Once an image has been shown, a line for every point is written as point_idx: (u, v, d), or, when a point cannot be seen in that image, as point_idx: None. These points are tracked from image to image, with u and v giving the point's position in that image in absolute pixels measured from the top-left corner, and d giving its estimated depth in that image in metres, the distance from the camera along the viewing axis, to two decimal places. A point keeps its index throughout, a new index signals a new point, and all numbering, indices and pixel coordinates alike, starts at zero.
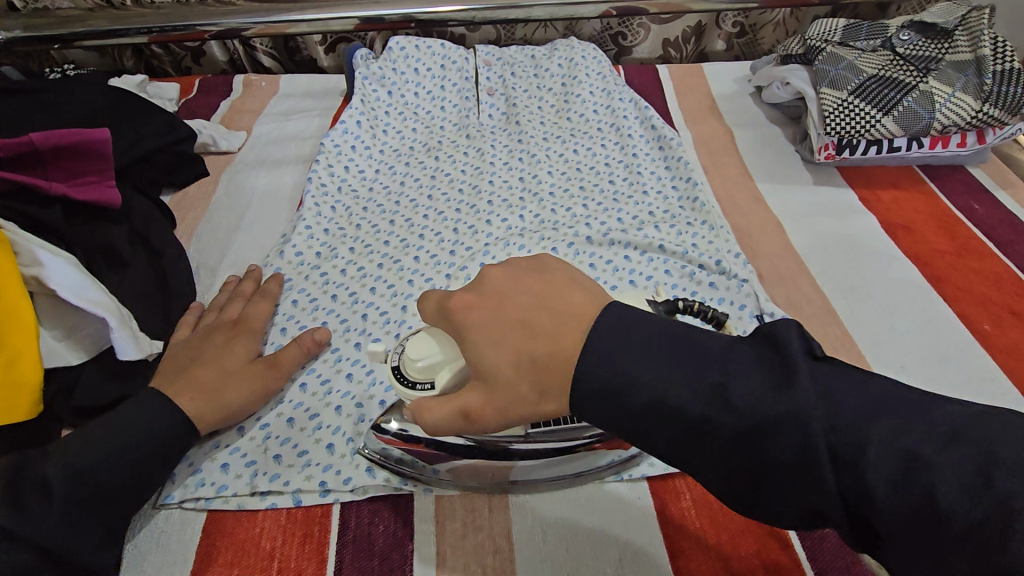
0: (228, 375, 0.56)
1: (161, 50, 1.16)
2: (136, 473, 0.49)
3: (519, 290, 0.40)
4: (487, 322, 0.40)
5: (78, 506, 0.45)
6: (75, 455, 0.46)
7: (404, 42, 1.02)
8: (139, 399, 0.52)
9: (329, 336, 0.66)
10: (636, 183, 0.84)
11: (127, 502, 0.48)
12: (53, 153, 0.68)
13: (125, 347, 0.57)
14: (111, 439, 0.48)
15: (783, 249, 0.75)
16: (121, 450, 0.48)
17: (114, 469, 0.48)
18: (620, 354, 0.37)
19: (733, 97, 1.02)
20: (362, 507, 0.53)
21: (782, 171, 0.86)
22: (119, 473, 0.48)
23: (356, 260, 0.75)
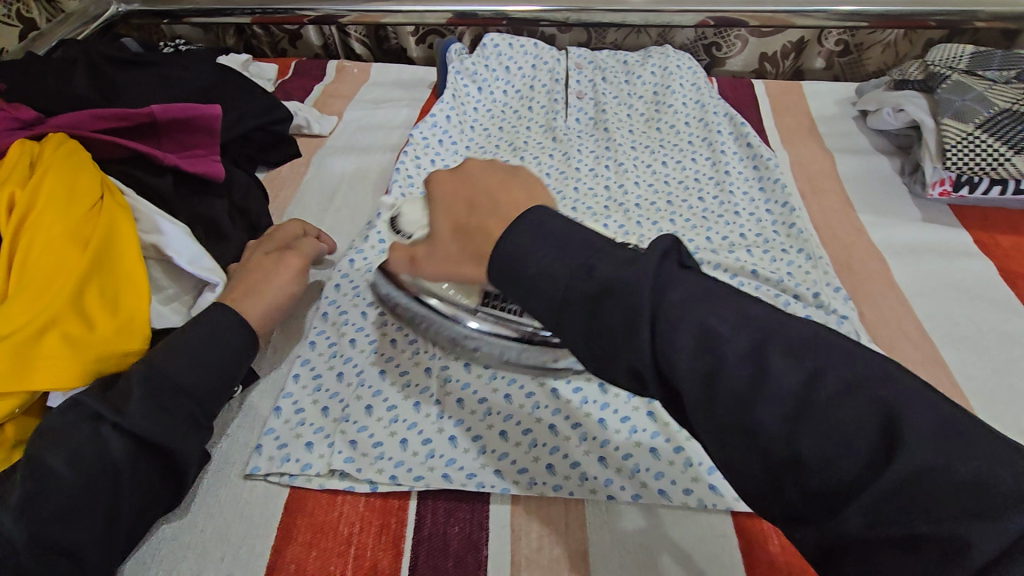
0: (268, 283, 0.61)
1: (261, 31, 1.20)
2: (215, 371, 0.52)
3: (485, 181, 0.46)
4: (451, 195, 0.47)
5: (163, 398, 0.49)
6: (159, 356, 0.51)
7: (498, 39, 1.02)
8: (217, 315, 0.55)
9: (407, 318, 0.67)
10: (728, 202, 0.81)
11: (208, 408, 0.52)
12: (169, 124, 0.71)
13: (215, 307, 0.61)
14: (189, 339, 0.52)
15: (887, 287, 0.70)
16: (201, 355, 0.52)
17: (196, 375, 0.51)
18: (561, 245, 0.38)
19: (836, 120, 0.97)
20: (437, 506, 0.53)
21: (887, 204, 0.81)
22: (200, 380, 0.51)
23: None
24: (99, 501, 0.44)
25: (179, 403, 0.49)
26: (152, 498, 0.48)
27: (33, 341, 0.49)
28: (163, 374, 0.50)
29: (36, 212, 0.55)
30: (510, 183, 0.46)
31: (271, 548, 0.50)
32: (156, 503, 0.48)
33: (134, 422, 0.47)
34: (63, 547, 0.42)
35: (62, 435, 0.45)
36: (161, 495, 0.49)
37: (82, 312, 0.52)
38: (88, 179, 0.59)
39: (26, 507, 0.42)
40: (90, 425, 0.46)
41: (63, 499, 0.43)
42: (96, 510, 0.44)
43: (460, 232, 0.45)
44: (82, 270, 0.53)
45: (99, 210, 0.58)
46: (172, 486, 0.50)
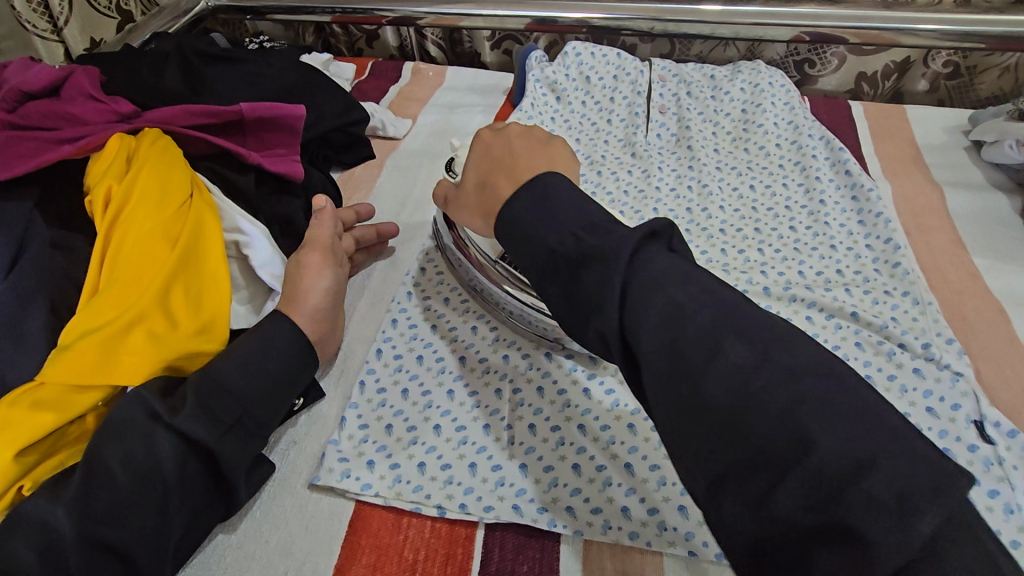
0: (305, 282, 0.57)
1: (341, 30, 1.20)
2: (268, 380, 0.50)
3: (523, 153, 0.51)
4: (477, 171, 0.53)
5: (239, 411, 0.48)
6: (216, 362, 0.50)
7: (580, 48, 1.00)
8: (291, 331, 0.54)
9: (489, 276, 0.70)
10: (823, 234, 0.75)
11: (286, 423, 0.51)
12: (255, 123, 0.71)
13: None
14: (243, 345, 0.51)
15: (1007, 342, 0.63)
16: (253, 361, 0.50)
17: (273, 387, 0.51)
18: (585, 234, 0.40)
19: (944, 149, 0.89)
20: (505, 541, 0.50)
21: (1006, 247, 0.74)
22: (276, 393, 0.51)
23: None
24: (152, 505, 0.43)
25: (228, 410, 0.48)
26: (204, 504, 0.47)
27: (119, 338, 0.49)
28: (220, 380, 0.48)
29: (131, 206, 0.55)
30: (545, 150, 0.53)
31: (333, 566, 0.48)
32: (207, 509, 0.47)
33: (193, 426, 0.46)
34: (111, 545, 0.41)
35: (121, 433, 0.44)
36: (208, 507, 0.47)
37: (166, 311, 0.52)
38: (180, 175, 0.59)
39: (81, 501, 0.42)
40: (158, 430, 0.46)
41: (119, 497, 0.42)
42: (149, 514, 0.43)
43: (481, 187, 0.52)
44: (169, 268, 0.53)
45: (188, 208, 0.57)
46: (217, 497, 0.48)
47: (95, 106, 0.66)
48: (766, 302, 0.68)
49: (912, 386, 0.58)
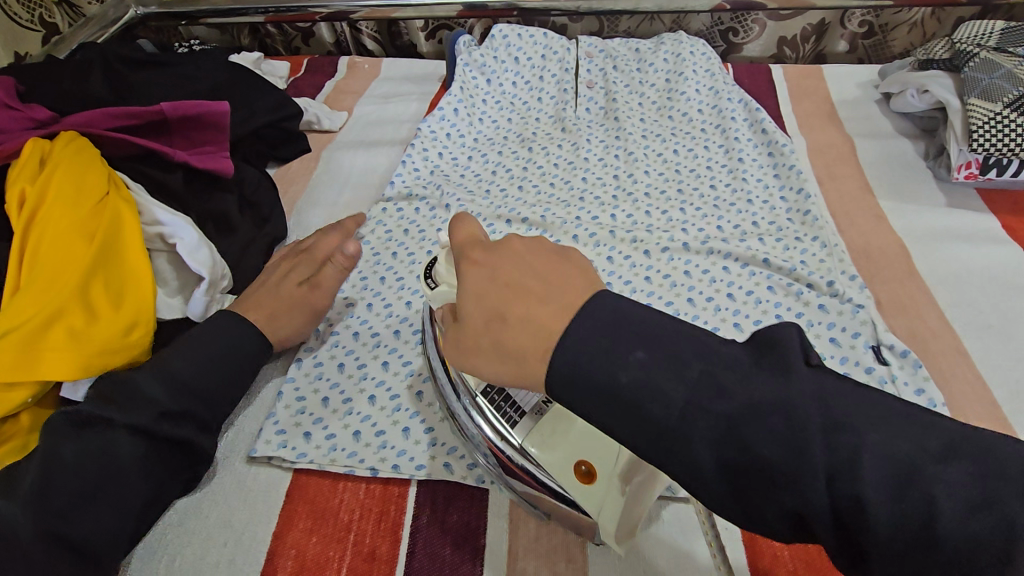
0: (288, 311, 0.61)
1: (275, 30, 1.21)
2: (202, 359, 0.53)
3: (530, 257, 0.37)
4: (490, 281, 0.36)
5: (159, 387, 0.50)
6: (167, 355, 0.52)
7: (507, 30, 1.01)
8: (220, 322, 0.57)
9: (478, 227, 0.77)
10: (740, 190, 0.79)
11: (219, 402, 0.53)
12: (180, 123, 0.73)
13: (196, 306, 0.61)
14: (179, 344, 0.54)
15: (907, 275, 0.67)
16: (190, 347, 0.53)
17: (198, 370, 0.52)
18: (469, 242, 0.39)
19: (857, 103, 0.93)
20: (437, 494, 0.53)
21: (909, 188, 0.78)
22: (205, 374, 0.53)
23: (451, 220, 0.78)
24: (98, 495, 0.45)
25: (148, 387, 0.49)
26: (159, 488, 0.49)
27: (39, 334, 0.51)
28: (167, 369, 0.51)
29: (45, 209, 0.57)
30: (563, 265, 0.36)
31: (272, 534, 0.50)
32: (161, 496, 0.49)
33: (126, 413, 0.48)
34: (69, 540, 0.43)
35: (54, 434, 0.45)
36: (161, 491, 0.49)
37: (88, 305, 0.54)
38: (96, 176, 0.61)
39: (45, 503, 0.43)
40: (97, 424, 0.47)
41: (70, 486, 0.44)
42: (98, 506, 0.45)
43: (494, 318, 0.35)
44: (85, 267, 0.55)
45: (105, 204, 0.59)
46: (176, 479, 0.50)
47: (12, 115, 0.67)
48: (685, 257, 0.71)
49: (817, 321, 0.62)
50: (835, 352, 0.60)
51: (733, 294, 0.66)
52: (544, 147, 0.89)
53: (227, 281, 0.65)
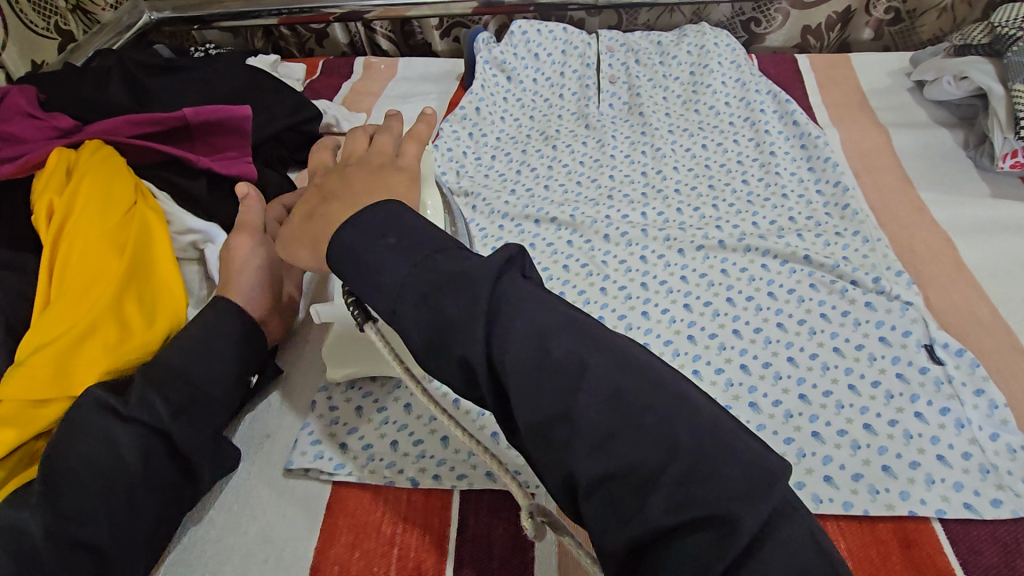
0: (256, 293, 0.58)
1: (289, 32, 1.20)
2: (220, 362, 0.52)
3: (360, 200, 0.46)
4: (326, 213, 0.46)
5: (165, 389, 0.48)
6: (169, 350, 0.50)
7: (526, 25, 0.99)
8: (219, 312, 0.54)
9: (505, 229, 0.76)
10: (774, 184, 0.77)
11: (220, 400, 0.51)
12: (202, 129, 0.72)
13: None
14: (186, 334, 0.52)
15: (954, 268, 0.65)
16: (205, 348, 0.51)
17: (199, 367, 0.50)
18: None
19: (889, 92, 0.91)
20: (481, 505, 0.51)
21: (950, 178, 0.76)
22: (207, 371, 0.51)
23: (478, 222, 0.77)
24: (115, 497, 0.43)
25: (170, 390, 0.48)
26: (174, 489, 0.47)
27: (75, 347, 0.50)
28: (173, 369, 0.49)
29: (73, 220, 0.56)
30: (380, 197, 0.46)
31: (314, 549, 0.49)
32: (179, 501, 0.48)
33: (150, 417, 0.47)
34: (87, 543, 0.41)
35: (81, 431, 0.45)
36: (177, 494, 0.48)
37: (121, 318, 0.53)
38: (122, 185, 0.60)
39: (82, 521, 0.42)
40: (123, 427, 0.46)
41: (90, 493, 0.43)
42: (116, 506, 0.43)
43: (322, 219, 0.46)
44: (119, 279, 0.54)
45: (133, 215, 0.58)
46: (190, 485, 0.49)
47: (36, 124, 0.67)
48: (722, 254, 0.69)
49: (865, 320, 0.60)
50: (887, 352, 0.57)
51: (774, 293, 0.64)
52: (569, 145, 0.87)
53: None
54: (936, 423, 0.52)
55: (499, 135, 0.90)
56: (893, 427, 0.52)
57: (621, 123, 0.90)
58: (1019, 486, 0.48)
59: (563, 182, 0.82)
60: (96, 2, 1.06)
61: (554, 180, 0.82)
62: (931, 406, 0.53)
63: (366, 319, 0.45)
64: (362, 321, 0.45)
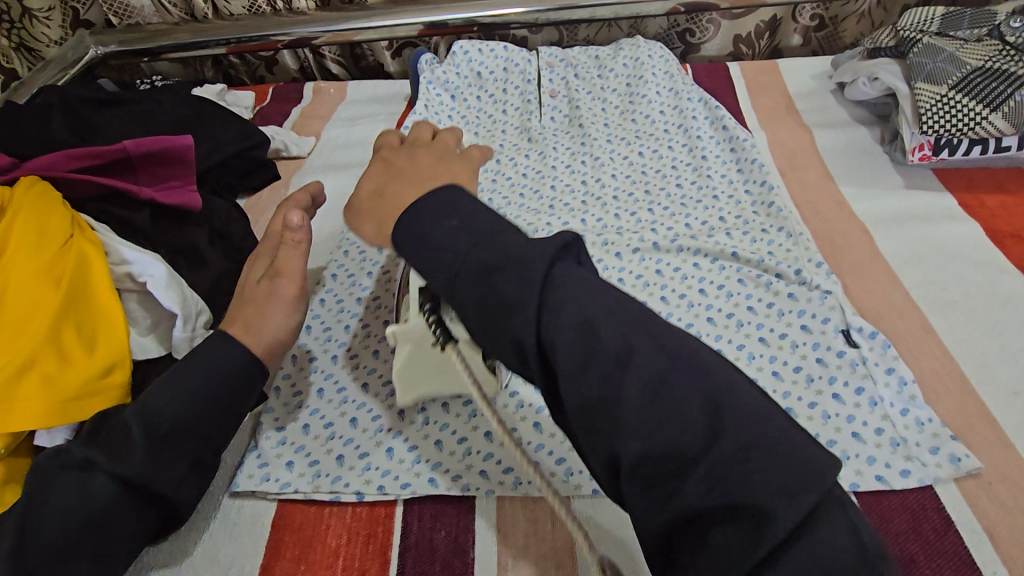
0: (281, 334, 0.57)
1: (238, 60, 1.21)
2: (215, 406, 0.50)
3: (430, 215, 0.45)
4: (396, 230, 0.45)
5: (162, 440, 0.46)
6: (154, 392, 0.48)
7: (468, 46, 1.02)
8: (210, 351, 0.51)
9: None
10: (705, 186, 0.81)
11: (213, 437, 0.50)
12: (143, 159, 0.73)
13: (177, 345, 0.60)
14: (174, 376, 0.49)
15: (869, 256, 0.69)
16: (200, 389, 0.49)
17: (190, 409, 0.48)
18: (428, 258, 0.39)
19: (813, 94, 0.96)
20: (423, 512, 0.52)
21: (868, 173, 0.80)
22: (200, 414, 0.49)
23: None
24: (101, 543, 0.44)
25: (167, 440, 0.47)
26: (140, 523, 0.46)
27: (12, 381, 0.50)
28: (156, 416, 0.47)
29: (8, 255, 0.56)
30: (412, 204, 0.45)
31: (259, 566, 0.50)
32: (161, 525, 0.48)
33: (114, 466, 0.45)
34: None
35: (43, 480, 0.44)
36: (141, 526, 0.47)
37: (59, 350, 0.53)
38: (60, 219, 0.61)
39: None
40: (81, 474, 0.45)
41: (75, 541, 0.43)
42: (95, 547, 0.44)
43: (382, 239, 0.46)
44: (55, 310, 0.54)
45: (70, 247, 0.59)
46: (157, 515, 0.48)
47: None
48: (656, 256, 0.72)
49: (788, 310, 0.63)
50: (808, 338, 0.61)
51: (705, 290, 0.67)
52: (513, 159, 0.89)
53: (205, 310, 0.65)
54: (852, 402, 0.55)
55: None
56: (812, 409, 0.55)
57: (563, 135, 0.93)
58: (925, 455, 0.52)
59: (507, 195, 0.84)
60: (40, 40, 1.11)
61: (498, 193, 0.85)
62: (847, 386, 0.56)
63: (450, 339, 0.47)
64: (445, 343, 0.46)
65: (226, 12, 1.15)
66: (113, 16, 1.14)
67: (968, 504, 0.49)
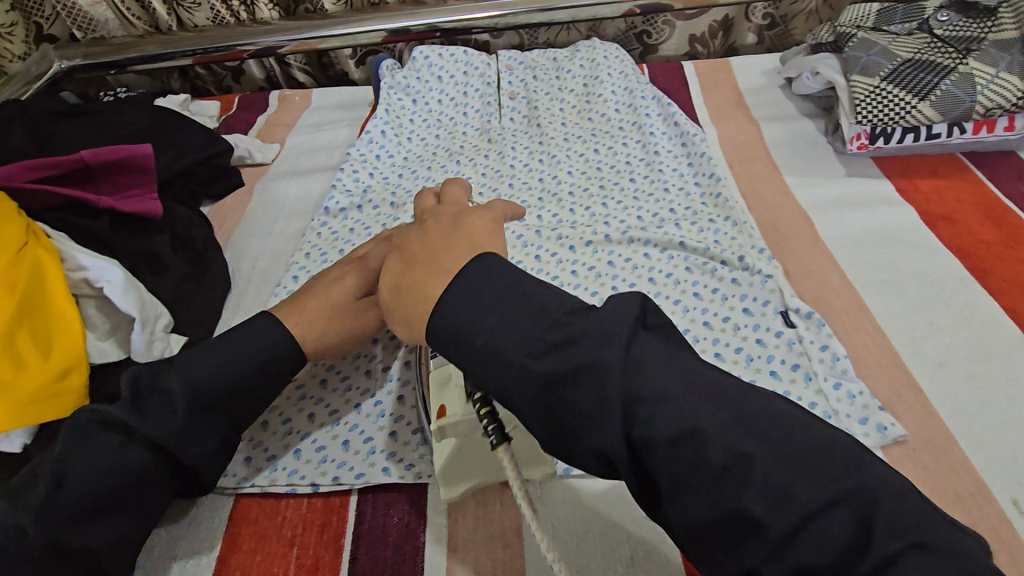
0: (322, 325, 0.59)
1: (205, 71, 1.23)
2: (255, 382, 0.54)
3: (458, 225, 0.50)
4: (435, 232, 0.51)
5: (203, 413, 0.50)
6: (201, 368, 0.51)
7: (427, 51, 1.05)
8: (248, 331, 0.55)
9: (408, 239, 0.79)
10: (657, 180, 0.83)
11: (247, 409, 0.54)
12: (102, 169, 0.74)
13: (137, 349, 0.62)
14: (221, 352, 0.53)
15: (809, 241, 0.72)
16: (240, 365, 0.53)
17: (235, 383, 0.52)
18: None
19: (763, 90, 0.99)
20: (377, 500, 0.54)
21: (812, 163, 0.83)
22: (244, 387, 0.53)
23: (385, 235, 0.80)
24: (122, 511, 0.47)
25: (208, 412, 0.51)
26: (155, 485, 0.49)
27: None
28: (205, 389, 0.51)
29: None
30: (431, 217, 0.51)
31: (215, 558, 0.51)
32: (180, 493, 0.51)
33: (145, 427, 0.48)
34: None
35: (76, 440, 0.47)
36: (155, 488, 0.49)
37: (14, 356, 0.54)
38: (13, 229, 0.61)
39: None
40: (115, 434, 0.48)
41: (95, 509, 0.46)
42: (119, 513, 0.47)
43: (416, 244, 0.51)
44: (9, 318, 0.55)
45: (24, 255, 0.60)
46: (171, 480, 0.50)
47: None
48: (608, 248, 0.74)
49: (732, 295, 0.66)
50: (749, 322, 0.63)
51: (654, 278, 0.69)
52: (473, 159, 0.91)
53: (166, 313, 0.66)
54: (789, 379, 0.58)
55: (407, 154, 0.94)
56: None
57: (522, 135, 0.95)
58: (856, 426, 0.54)
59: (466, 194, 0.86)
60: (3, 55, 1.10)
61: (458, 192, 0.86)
62: (785, 364, 0.59)
63: (503, 439, 0.41)
64: (498, 444, 0.41)
65: (190, 23, 1.16)
66: (77, 30, 1.15)
67: (894, 468, 0.52)
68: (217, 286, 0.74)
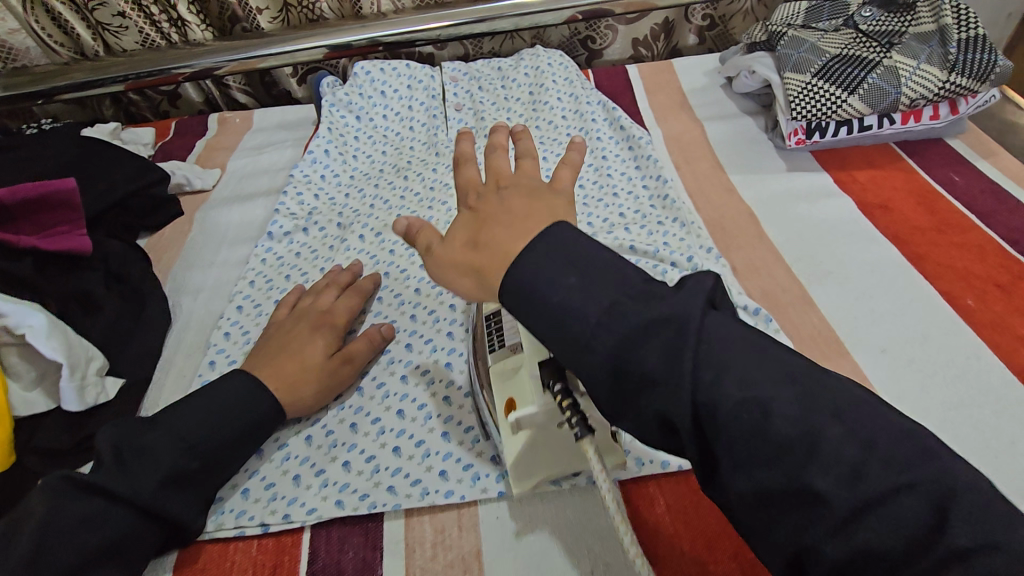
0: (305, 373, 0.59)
1: (138, 96, 1.18)
2: (241, 438, 0.53)
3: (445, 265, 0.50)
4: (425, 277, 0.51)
5: (188, 473, 0.50)
6: (191, 428, 0.51)
7: (369, 66, 1.03)
8: (230, 385, 0.55)
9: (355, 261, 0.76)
10: (606, 185, 0.83)
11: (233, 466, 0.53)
12: (23, 207, 0.70)
13: (68, 397, 0.58)
14: (210, 410, 0.52)
15: (755, 237, 0.73)
16: (225, 421, 0.52)
17: (222, 439, 0.52)
18: None
19: (706, 90, 1.01)
20: (331, 535, 0.52)
21: (755, 160, 0.85)
22: (230, 443, 0.52)
23: (333, 258, 0.78)
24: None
25: (193, 472, 0.50)
26: (135, 552, 0.47)
27: None
28: (196, 449, 0.50)
29: None
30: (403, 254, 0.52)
31: None
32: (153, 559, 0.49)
33: (130, 490, 0.46)
34: None
35: (53, 500, 0.45)
36: (138, 550, 0.47)
37: None
38: None
39: None
40: (96, 501, 0.46)
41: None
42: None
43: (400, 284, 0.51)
44: None
45: None
46: (157, 531, 0.48)
47: None
48: None
49: None
50: None
51: None
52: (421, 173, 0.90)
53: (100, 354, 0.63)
54: None
55: (353, 172, 0.92)
56: None
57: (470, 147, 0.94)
58: None
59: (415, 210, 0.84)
60: None
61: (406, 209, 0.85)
62: None
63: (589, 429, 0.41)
64: (583, 436, 0.40)
65: (120, 48, 1.12)
66: None
67: None
68: (156, 323, 0.70)
